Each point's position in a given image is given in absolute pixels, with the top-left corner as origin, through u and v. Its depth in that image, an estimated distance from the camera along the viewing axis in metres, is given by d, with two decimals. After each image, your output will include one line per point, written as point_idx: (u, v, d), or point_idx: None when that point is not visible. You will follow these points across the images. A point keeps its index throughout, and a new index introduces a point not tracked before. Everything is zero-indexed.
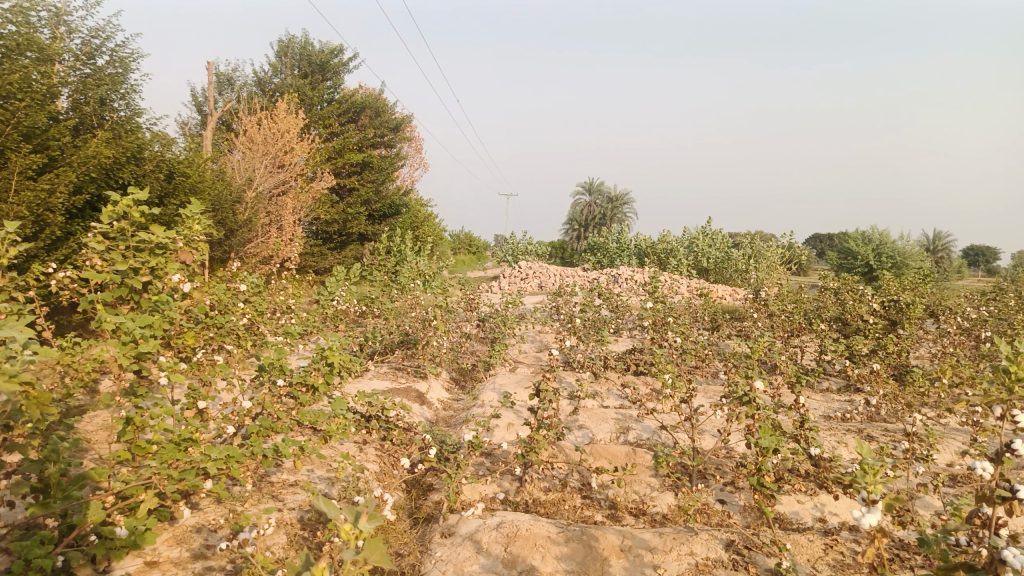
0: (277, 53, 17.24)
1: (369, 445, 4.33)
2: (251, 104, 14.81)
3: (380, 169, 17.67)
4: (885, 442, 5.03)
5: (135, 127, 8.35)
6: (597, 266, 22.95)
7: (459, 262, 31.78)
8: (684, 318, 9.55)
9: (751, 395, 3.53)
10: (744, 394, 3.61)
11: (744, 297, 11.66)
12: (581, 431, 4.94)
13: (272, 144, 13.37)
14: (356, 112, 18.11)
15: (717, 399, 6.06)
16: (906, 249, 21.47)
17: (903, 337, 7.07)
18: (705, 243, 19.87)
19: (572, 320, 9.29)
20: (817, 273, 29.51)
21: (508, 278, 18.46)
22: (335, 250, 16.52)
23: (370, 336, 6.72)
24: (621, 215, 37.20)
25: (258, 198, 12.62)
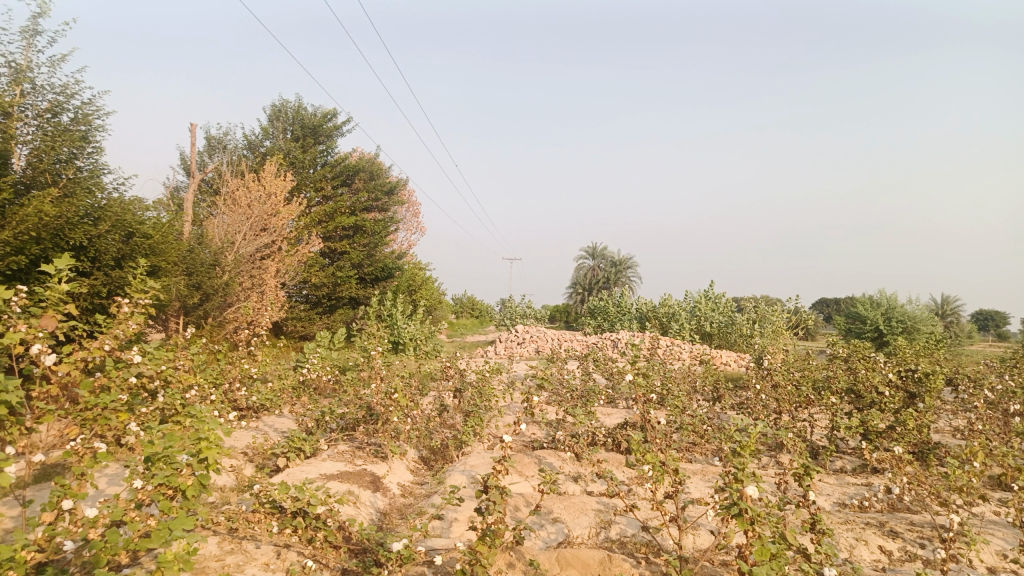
0: (269, 116, 17.11)
1: (293, 548, 3.63)
2: (239, 166, 14.53)
3: (373, 233, 17.30)
4: (912, 540, 4.29)
5: (93, 185, 7.92)
6: (598, 331, 22.29)
7: (459, 326, 31.18)
8: (683, 388, 8.87)
9: (744, 498, 2.83)
10: (738, 496, 2.91)
11: (748, 364, 10.97)
12: (553, 526, 4.23)
13: (257, 206, 13.01)
14: (349, 174, 17.84)
15: (715, 484, 5.34)
16: (918, 313, 20.79)
17: (924, 412, 6.36)
18: (709, 307, 19.24)
19: (561, 390, 8.63)
20: (826, 338, 28.76)
21: (504, 343, 17.83)
22: (323, 315, 15.98)
23: (327, 411, 6.07)
24: (624, 279, 36.73)
25: (238, 261, 12.18)
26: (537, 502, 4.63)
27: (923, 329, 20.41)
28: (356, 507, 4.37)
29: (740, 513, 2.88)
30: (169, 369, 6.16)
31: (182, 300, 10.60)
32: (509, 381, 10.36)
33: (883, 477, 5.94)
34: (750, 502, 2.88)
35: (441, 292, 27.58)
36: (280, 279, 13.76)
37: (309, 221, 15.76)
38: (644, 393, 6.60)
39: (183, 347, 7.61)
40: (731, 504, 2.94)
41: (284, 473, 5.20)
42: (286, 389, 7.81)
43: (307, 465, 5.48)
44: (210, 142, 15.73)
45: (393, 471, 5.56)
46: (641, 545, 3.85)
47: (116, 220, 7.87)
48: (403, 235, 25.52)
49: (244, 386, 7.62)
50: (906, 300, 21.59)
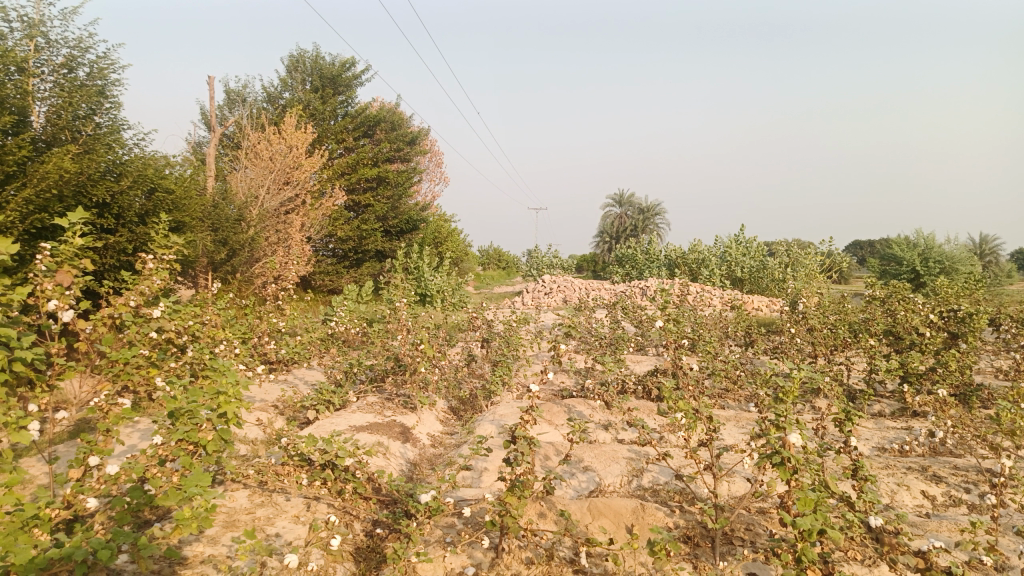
0: (287, 68, 16.87)
1: (323, 501, 3.61)
2: (260, 120, 14.41)
3: (397, 184, 17.16)
4: (957, 485, 4.14)
5: (113, 140, 7.88)
6: (626, 279, 22.08)
7: (487, 277, 31.15)
8: (713, 333, 8.72)
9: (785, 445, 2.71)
10: (778, 443, 2.79)
11: (781, 308, 10.74)
12: (584, 475, 4.16)
13: (280, 160, 12.93)
14: (371, 126, 17.62)
15: (749, 431, 5.23)
16: (956, 253, 20.22)
17: (967, 353, 6.15)
18: (739, 252, 18.89)
19: (590, 337, 8.53)
20: (860, 281, 28.23)
21: (532, 292, 17.75)
22: (350, 268, 16.00)
23: (354, 363, 6.05)
24: (651, 226, 36.27)
25: (262, 215, 12.16)
26: (567, 451, 4.56)
27: (961, 269, 19.87)
28: (385, 458, 4.35)
29: (782, 462, 2.76)
30: (197, 323, 6.18)
31: (208, 256, 10.64)
32: (537, 331, 10.28)
33: (924, 420, 5.77)
34: (792, 451, 2.76)
35: (467, 244, 27.48)
36: (306, 233, 13.75)
37: (332, 174, 15.66)
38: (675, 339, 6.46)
39: (211, 303, 7.63)
40: (771, 452, 2.82)
41: (314, 425, 5.20)
42: (314, 343, 7.82)
43: (336, 417, 5.47)
44: (230, 96, 15.59)
45: (422, 421, 5.53)
46: (675, 493, 3.76)
47: (137, 175, 7.84)
48: (427, 186, 25.34)
49: (272, 340, 7.64)
50: (944, 240, 20.99)
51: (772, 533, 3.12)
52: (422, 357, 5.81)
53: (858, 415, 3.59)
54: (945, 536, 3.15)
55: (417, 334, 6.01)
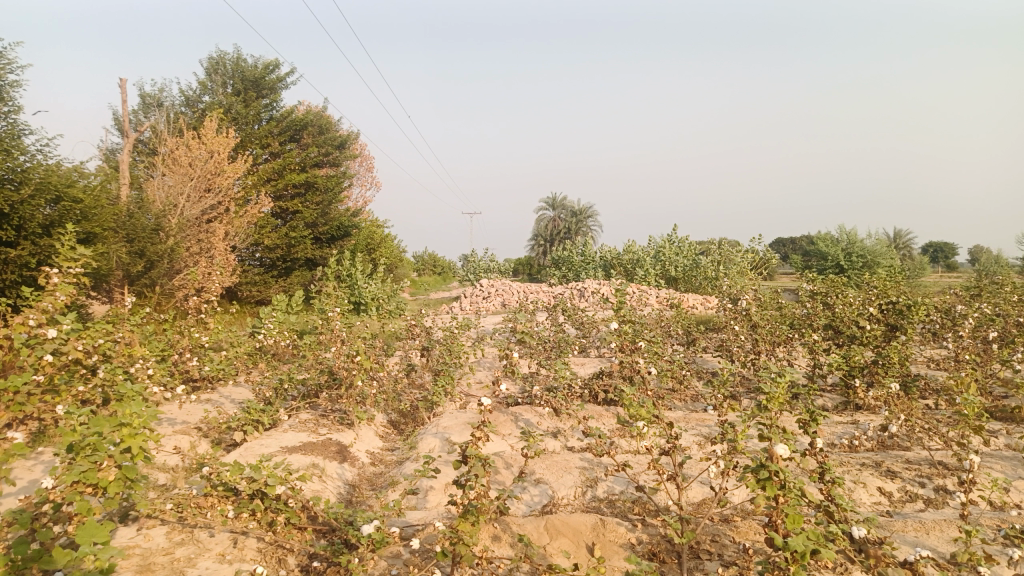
0: (206, 70, 16.12)
1: (253, 534, 3.26)
2: (177, 124, 13.68)
3: (326, 190, 16.60)
4: (912, 480, 4.10)
5: (11, 144, 7.23)
6: (563, 281, 22.04)
7: (422, 283, 30.68)
8: (656, 333, 8.65)
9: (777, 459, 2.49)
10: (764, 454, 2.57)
11: (719, 306, 10.80)
12: (537, 489, 3.93)
13: (200, 166, 12.28)
14: (297, 130, 17.01)
15: (700, 433, 5.10)
16: (878, 247, 20.98)
17: (907, 345, 6.20)
18: (673, 252, 19.07)
19: (532, 342, 8.33)
20: (786, 278, 29.04)
21: (469, 297, 17.48)
22: (279, 278, 15.39)
23: (285, 379, 5.65)
24: (585, 228, 36.49)
25: (182, 224, 11.51)
26: (517, 463, 4.33)
27: (882, 262, 20.61)
28: (321, 482, 4.02)
29: (769, 475, 2.54)
30: (108, 342, 5.68)
31: (121, 269, 9.97)
32: (476, 337, 10.02)
33: (868, 414, 5.79)
34: (781, 464, 2.55)
35: (401, 250, 26.97)
36: (230, 242, 13.11)
37: (257, 180, 15.02)
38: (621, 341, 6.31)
39: (126, 319, 7.07)
40: (757, 465, 2.61)
41: (242, 448, 4.81)
42: (242, 358, 7.37)
43: (266, 438, 5.09)
44: (145, 100, 14.76)
45: (361, 438, 5.20)
46: (634, 504, 3.56)
47: (41, 183, 7.22)
48: (357, 191, 24.72)
49: (196, 357, 7.14)
50: (866, 235, 21.75)
51: (742, 545, 2.95)
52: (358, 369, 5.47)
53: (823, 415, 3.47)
54: (916, 539, 3.04)
55: (351, 345, 5.66)
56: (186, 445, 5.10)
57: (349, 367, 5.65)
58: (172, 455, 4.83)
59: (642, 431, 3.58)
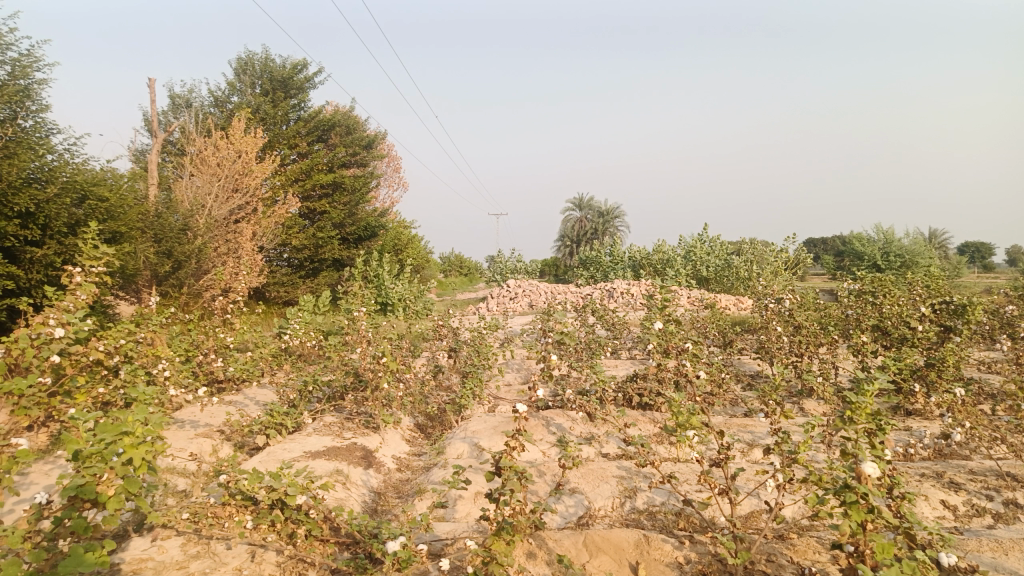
0: (235, 70, 16.13)
1: (272, 548, 3.09)
2: (205, 124, 13.68)
3: (354, 190, 16.53)
4: (979, 493, 3.80)
5: (38, 143, 7.18)
6: (591, 282, 21.75)
7: (449, 284, 30.57)
8: (691, 334, 8.36)
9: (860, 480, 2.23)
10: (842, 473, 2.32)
11: (755, 306, 10.45)
12: (572, 500, 3.71)
13: (228, 166, 12.24)
14: (325, 130, 16.96)
15: (743, 440, 4.82)
16: (917, 247, 20.36)
17: (962, 348, 5.85)
18: (704, 251, 18.69)
19: (563, 343, 8.09)
20: (819, 278, 28.41)
21: (496, 298, 17.29)
22: (307, 279, 15.34)
23: (309, 381, 5.48)
24: (613, 228, 36.11)
25: (209, 224, 11.47)
26: (551, 471, 4.09)
27: (922, 262, 19.99)
28: (345, 490, 3.82)
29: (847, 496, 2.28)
30: (131, 342, 5.56)
31: (147, 269, 9.93)
32: (505, 338, 9.80)
33: (921, 420, 5.46)
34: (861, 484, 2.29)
35: (428, 250, 26.90)
36: (258, 242, 13.07)
37: (285, 181, 14.97)
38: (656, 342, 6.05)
39: (150, 319, 6.98)
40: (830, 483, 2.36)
41: (264, 452, 4.64)
42: (267, 360, 7.23)
43: (289, 442, 4.92)
44: (174, 101, 14.79)
45: (387, 443, 5.01)
46: (678, 518, 3.32)
47: (66, 181, 7.17)
48: (384, 192, 24.66)
49: (221, 358, 7.02)
50: (904, 234, 21.14)
51: (803, 567, 2.68)
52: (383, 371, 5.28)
53: (888, 425, 3.20)
54: (999, 566, 2.75)
55: (376, 346, 5.48)
56: (208, 448, 4.95)
57: (373, 369, 5.46)
58: (193, 460, 4.67)
59: (688, 439, 3.34)
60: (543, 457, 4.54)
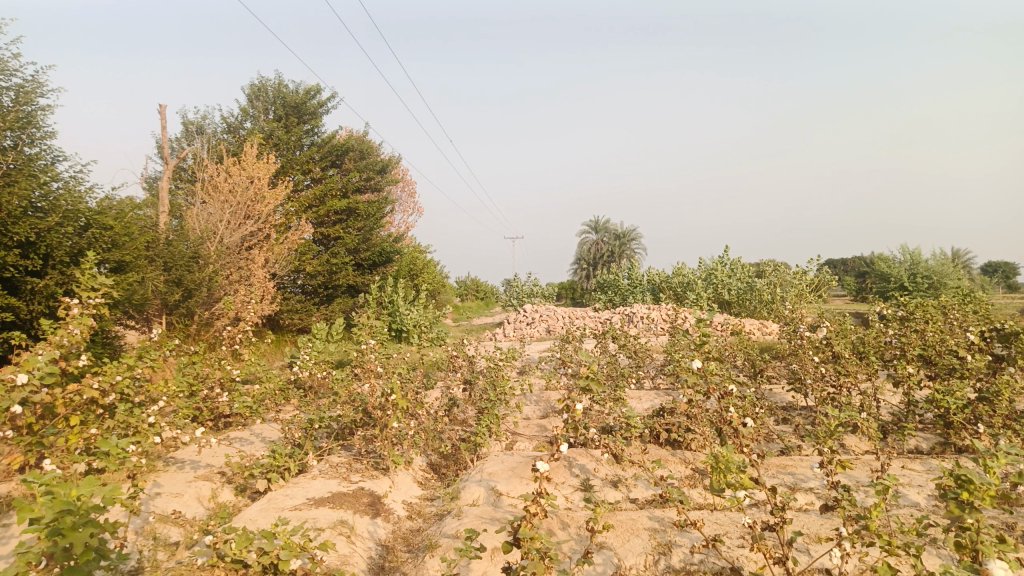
0: (249, 97, 16.08)
1: None
2: (218, 151, 13.56)
3: (368, 215, 16.34)
4: None
5: (40, 171, 6.99)
6: (609, 306, 21.35)
7: (465, 308, 30.27)
8: (717, 363, 7.97)
9: None
10: None
11: (783, 332, 10.02)
12: (600, 557, 3.34)
13: (240, 193, 12.08)
14: (339, 155, 16.82)
15: (784, 484, 4.42)
16: (945, 267, 19.79)
17: (1017, 379, 5.42)
18: (725, 274, 18.28)
19: (584, 374, 7.73)
20: (842, 300, 27.80)
21: (513, 323, 16.97)
22: (321, 305, 15.10)
23: (315, 419, 5.16)
24: (629, 251, 35.72)
25: (220, 252, 11.27)
26: (575, 522, 3.73)
27: (951, 283, 19.40)
28: (349, 543, 3.50)
29: None
30: (129, 378, 5.30)
31: (154, 299, 9.71)
32: (522, 367, 9.44)
33: (975, 460, 5.04)
34: None
35: (443, 275, 26.67)
36: (271, 269, 12.84)
37: (298, 207, 14.80)
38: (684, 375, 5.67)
39: (153, 351, 6.71)
40: None
41: (265, 498, 4.32)
42: (273, 393, 6.93)
43: (292, 486, 4.59)
44: (187, 128, 14.72)
45: (397, 487, 4.67)
46: None
47: (68, 210, 6.97)
48: (399, 217, 24.50)
49: (225, 392, 6.72)
50: (931, 254, 20.57)
51: None
52: (391, 410, 4.93)
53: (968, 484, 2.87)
54: None
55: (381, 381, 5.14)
56: (207, 493, 4.63)
57: (379, 406, 5.12)
58: (189, 507, 4.35)
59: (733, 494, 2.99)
60: (566, 503, 4.18)
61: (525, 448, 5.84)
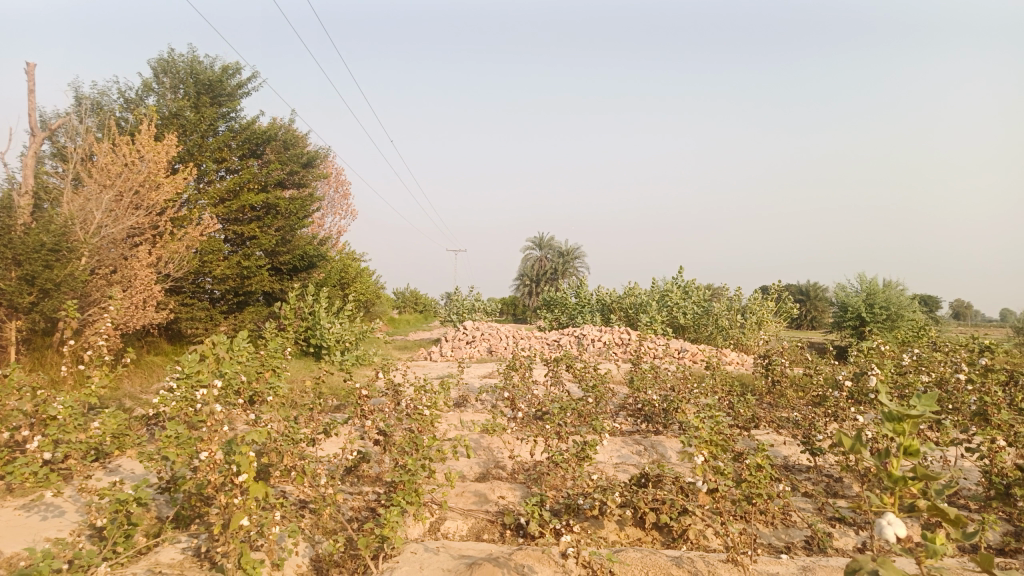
0: (154, 69, 13.88)
1: None
2: (107, 127, 11.37)
3: (289, 214, 14.43)
4: None
5: None
6: (554, 325, 19.77)
7: (399, 322, 28.30)
8: (697, 406, 6.53)
9: None
10: None
11: (762, 364, 8.66)
12: None
13: (129, 177, 10.05)
14: (260, 144, 14.80)
15: None
16: (903, 298, 18.92)
17: None
18: (681, 296, 16.90)
19: (536, 418, 6.13)
20: (791, 327, 26.72)
21: (450, 341, 15.23)
22: (229, 314, 13.12)
23: (127, 502, 3.35)
24: (572, 269, 34.44)
25: (94, 245, 9.20)
26: None
27: (908, 316, 18.50)
28: None
29: None
30: None
31: None
32: (457, 399, 7.79)
33: None
34: None
35: (378, 285, 24.76)
36: (163, 271, 10.80)
37: (207, 200, 12.76)
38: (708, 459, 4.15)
39: None
40: None
41: None
42: (110, 438, 5.04)
43: None
44: (75, 100, 12.47)
45: None
46: None
47: None
48: (330, 219, 22.53)
49: (38, 435, 4.83)
50: (888, 283, 19.65)
51: None
52: (232, 499, 3.25)
53: None
54: None
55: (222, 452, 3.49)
56: None
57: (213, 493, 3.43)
58: None
59: (894, 500, 2.10)
60: None
61: (455, 532, 4.18)
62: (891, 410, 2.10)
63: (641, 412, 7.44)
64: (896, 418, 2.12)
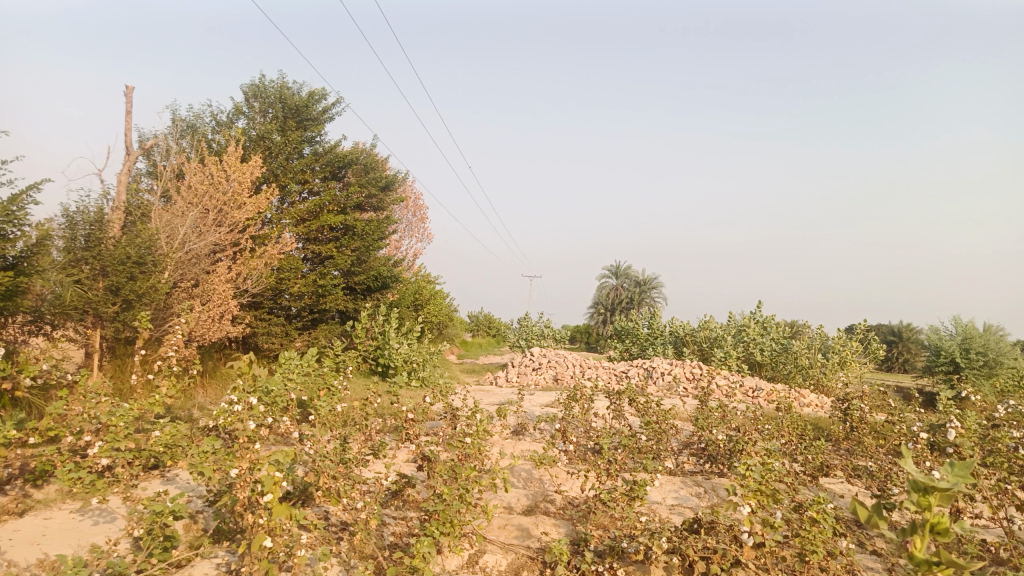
0: (246, 94, 14.55)
1: None
2: (198, 148, 11.95)
3: (366, 235, 14.76)
4: None
5: None
6: (625, 356, 19.40)
7: (471, 346, 28.46)
8: (763, 449, 6.20)
9: None
10: None
11: (838, 408, 8.18)
12: None
13: (214, 195, 10.50)
14: (342, 167, 15.25)
15: None
16: (1003, 344, 17.64)
17: None
18: (758, 332, 16.30)
19: (590, 451, 5.94)
20: (879, 369, 25.35)
21: (518, 367, 15.15)
22: (303, 331, 13.47)
23: (164, 514, 3.40)
24: (648, 299, 33.86)
25: (177, 259, 9.63)
26: None
27: (1009, 364, 17.22)
28: None
29: None
30: None
31: (77, 307, 8.04)
32: (515, 427, 7.68)
33: None
34: None
35: (452, 308, 25.01)
36: (242, 287, 11.20)
37: (288, 220, 13.20)
38: (763, 509, 3.89)
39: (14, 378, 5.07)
40: None
41: None
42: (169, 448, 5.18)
43: None
44: (173, 122, 13.19)
45: None
46: None
47: None
48: (407, 242, 22.96)
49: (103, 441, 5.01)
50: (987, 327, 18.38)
51: None
52: (263, 515, 3.24)
53: None
54: None
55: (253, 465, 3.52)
56: None
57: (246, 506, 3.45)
58: None
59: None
60: None
61: (494, 566, 4.05)
62: (916, 479, 1.90)
63: (705, 452, 7.12)
64: (922, 487, 1.91)
